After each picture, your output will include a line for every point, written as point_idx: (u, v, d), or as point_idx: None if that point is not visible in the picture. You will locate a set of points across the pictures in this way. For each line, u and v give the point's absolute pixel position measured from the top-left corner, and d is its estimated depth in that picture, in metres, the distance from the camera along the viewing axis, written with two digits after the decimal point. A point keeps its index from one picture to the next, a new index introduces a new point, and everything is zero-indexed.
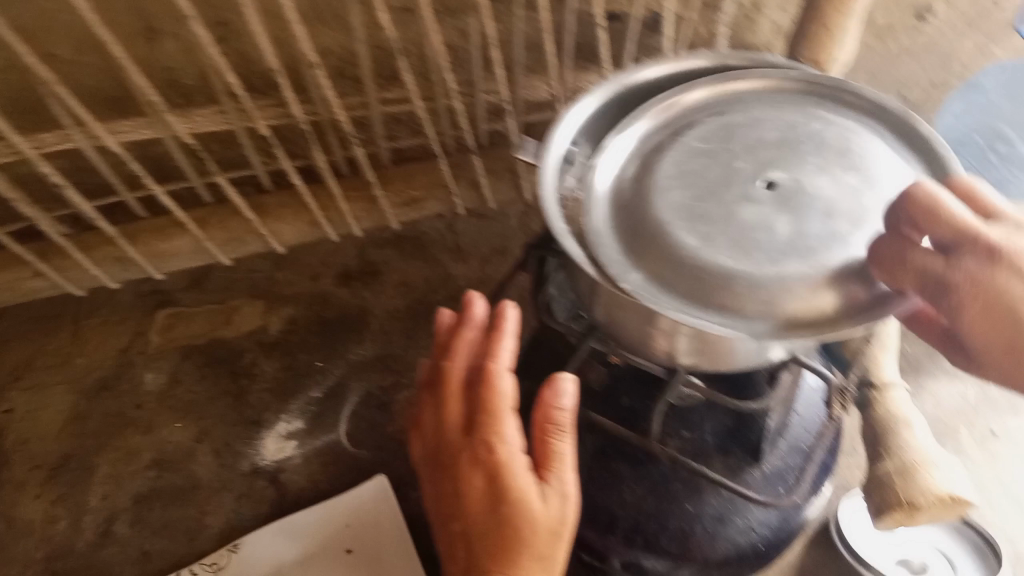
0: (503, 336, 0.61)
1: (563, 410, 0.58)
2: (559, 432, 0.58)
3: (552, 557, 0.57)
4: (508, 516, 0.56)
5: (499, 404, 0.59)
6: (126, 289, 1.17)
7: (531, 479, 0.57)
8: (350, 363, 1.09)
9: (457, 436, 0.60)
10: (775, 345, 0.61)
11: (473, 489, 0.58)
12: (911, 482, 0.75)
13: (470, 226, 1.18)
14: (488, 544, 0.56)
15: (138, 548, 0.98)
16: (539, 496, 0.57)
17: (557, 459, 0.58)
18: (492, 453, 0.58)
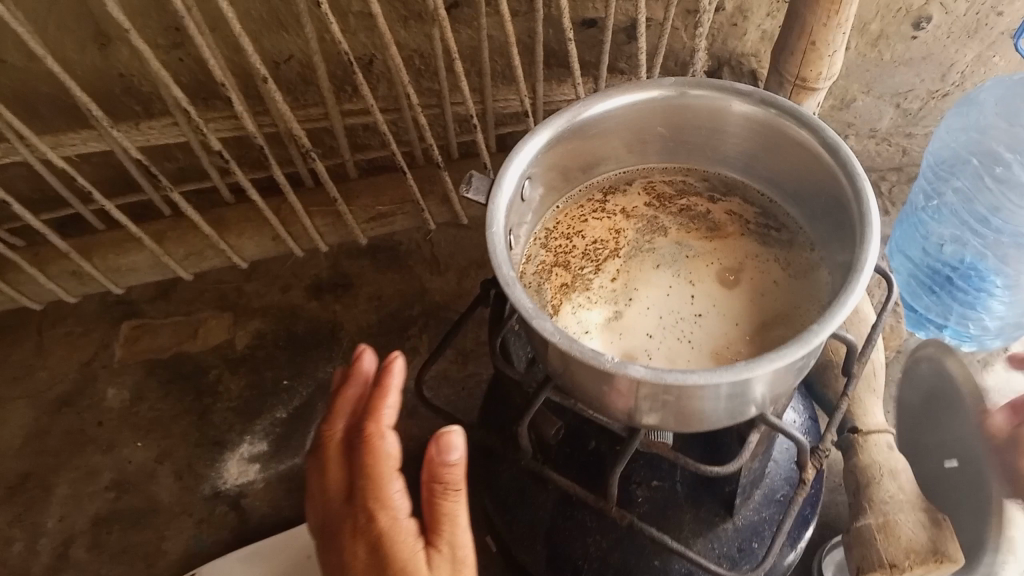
0: (385, 392, 0.60)
1: (451, 467, 0.56)
2: (448, 491, 0.57)
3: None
4: None
5: (383, 466, 0.58)
6: (90, 299, 1.13)
7: (417, 546, 0.57)
8: (319, 382, 1.05)
9: (342, 501, 0.60)
10: (747, 403, 0.56)
11: (357, 560, 0.57)
12: (892, 540, 0.71)
13: (447, 236, 1.14)
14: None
15: (94, 573, 0.95)
16: (425, 565, 0.56)
17: (447, 520, 0.57)
18: (373, 522, 0.57)
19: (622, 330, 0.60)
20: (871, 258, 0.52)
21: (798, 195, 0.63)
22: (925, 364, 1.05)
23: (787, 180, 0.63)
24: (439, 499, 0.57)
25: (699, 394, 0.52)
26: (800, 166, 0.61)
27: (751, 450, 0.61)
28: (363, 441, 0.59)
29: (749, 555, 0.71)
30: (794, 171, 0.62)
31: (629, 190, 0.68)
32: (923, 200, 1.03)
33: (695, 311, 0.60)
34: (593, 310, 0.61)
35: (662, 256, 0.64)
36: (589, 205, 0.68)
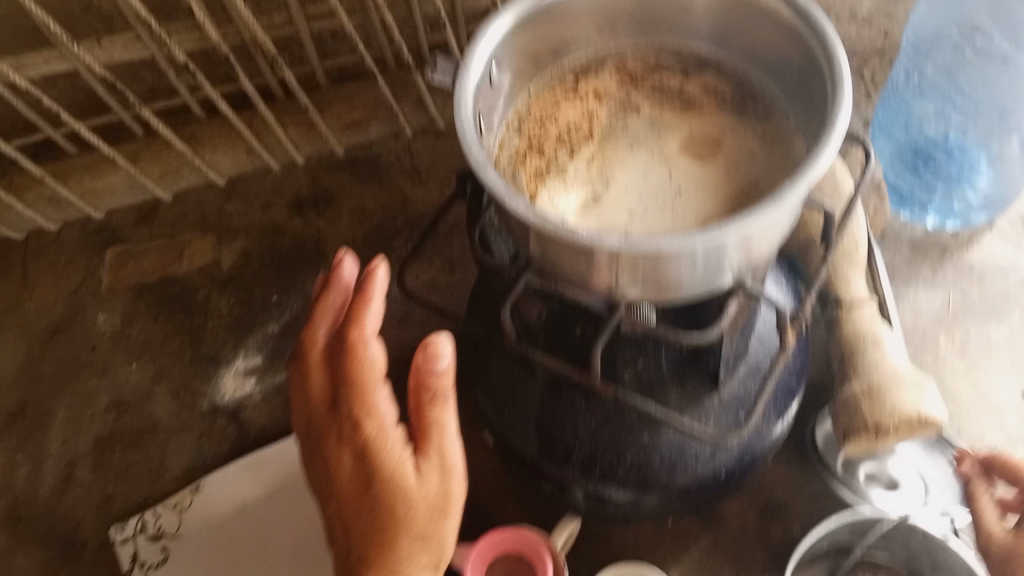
0: (367, 304, 0.61)
1: (439, 376, 0.58)
2: (435, 400, 0.59)
3: (434, 528, 0.60)
4: (381, 494, 0.59)
5: (371, 378, 0.59)
6: (72, 229, 1.12)
7: (403, 453, 0.60)
8: (308, 296, 1.06)
9: (329, 412, 0.62)
10: (723, 270, 0.57)
11: (344, 466, 0.60)
12: (878, 405, 0.73)
13: (427, 144, 1.12)
14: (365, 522, 0.60)
15: (100, 492, 0.97)
16: (413, 471, 0.59)
17: (435, 428, 0.60)
18: (359, 430, 0.59)
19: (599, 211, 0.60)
20: (840, 121, 0.52)
21: (771, 68, 0.63)
22: (912, 245, 1.03)
23: (760, 53, 0.63)
24: (426, 407, 0.59)
25: (673, 263, 0.53)
26: (772, 38, 0.60)
27: (728, 319, 0.62)
28: (349, 354, 0.60)
29: (735, 425, 0.73)
30: (766, 43, 0.61)
31: (600, 71, 0.67)
32: (903, 79, 1.02)
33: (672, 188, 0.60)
34: (570, 191, 0.61)
35: (637, 135, 0.64)
36: (563, 90, 0.67)
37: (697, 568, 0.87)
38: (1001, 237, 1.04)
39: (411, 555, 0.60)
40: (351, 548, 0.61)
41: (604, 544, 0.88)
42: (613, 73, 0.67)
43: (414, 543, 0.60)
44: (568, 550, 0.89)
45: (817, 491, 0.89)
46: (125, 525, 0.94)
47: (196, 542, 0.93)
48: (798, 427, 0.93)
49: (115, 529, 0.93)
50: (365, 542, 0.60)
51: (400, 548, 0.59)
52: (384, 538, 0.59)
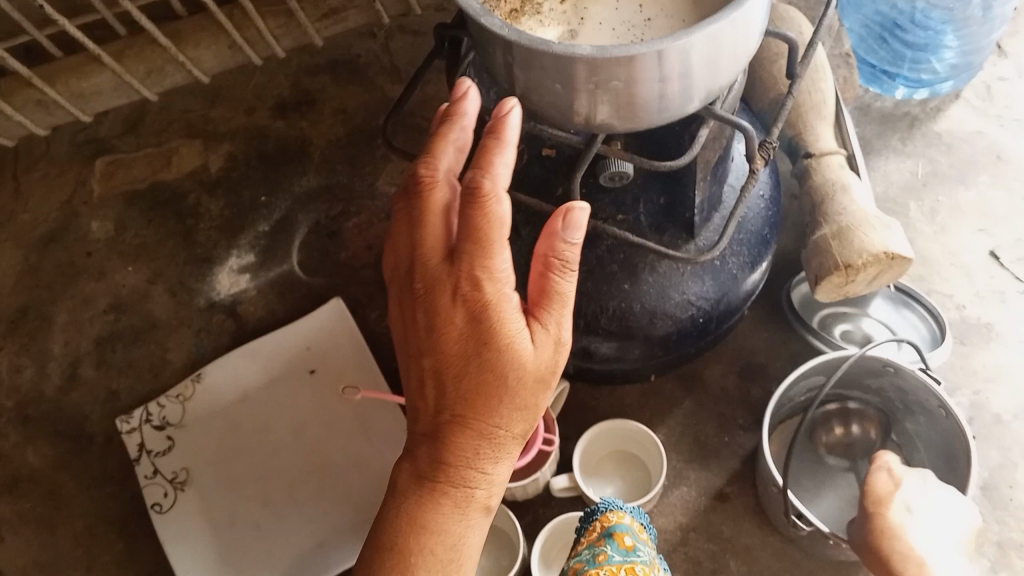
0: (501, 145, 0.51)
1: (570, 244, 0.51)
2: (563, 268, 0.52)
3: (534, 402, 0.53)
4: (492, 360, 0.51)
5: (501, 232, 0.50)
6: (60, 141, 1.14)
7: (519, 322, 0.51)
8: (296, 195, 1.08)
9: (442, 263, 0.51)
10: (692, 93, 0.58)
11: (453, 327, 0.51)
12: (846, 245, 0.76)
13: (406, 44, 1.14)
14: (468, 386, 0.52)
15: (105, 387, 1.00)
16: (528, 341, 0.52)
17: (557, 299, 0.53)
18: (478, 290, 0.50)
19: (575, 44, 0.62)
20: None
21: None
22: (880, 117, 1.07)
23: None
24: (552, 276, 0.52)
25: (648, 75, 0.55)
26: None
27: (701, 144, 0.64)
28: (476, 199, 0.49)
29: (711, 271, 0.77)
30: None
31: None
32: None
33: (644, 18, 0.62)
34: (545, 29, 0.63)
35: None
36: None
37: (684, 427, 0.91)
38: (967, 106, 1.07)
39: (506, 426, 0.53)
40: (437, 412, 0.53)
41: (594, 410, 0.92)
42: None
43: (515, 413, 0.53)
44: (560, 418, 0.92)
45: (795, 348, 0.94)
46: (131, 416, 0.96)
47: (201, 430, 0.96)
48: (776, 293, 0.97)
49: (120, 421, 0.95)
50: (459, 410, 0.53)
51: (497, 415, 0.53)
52: (484, 405, 0.52)
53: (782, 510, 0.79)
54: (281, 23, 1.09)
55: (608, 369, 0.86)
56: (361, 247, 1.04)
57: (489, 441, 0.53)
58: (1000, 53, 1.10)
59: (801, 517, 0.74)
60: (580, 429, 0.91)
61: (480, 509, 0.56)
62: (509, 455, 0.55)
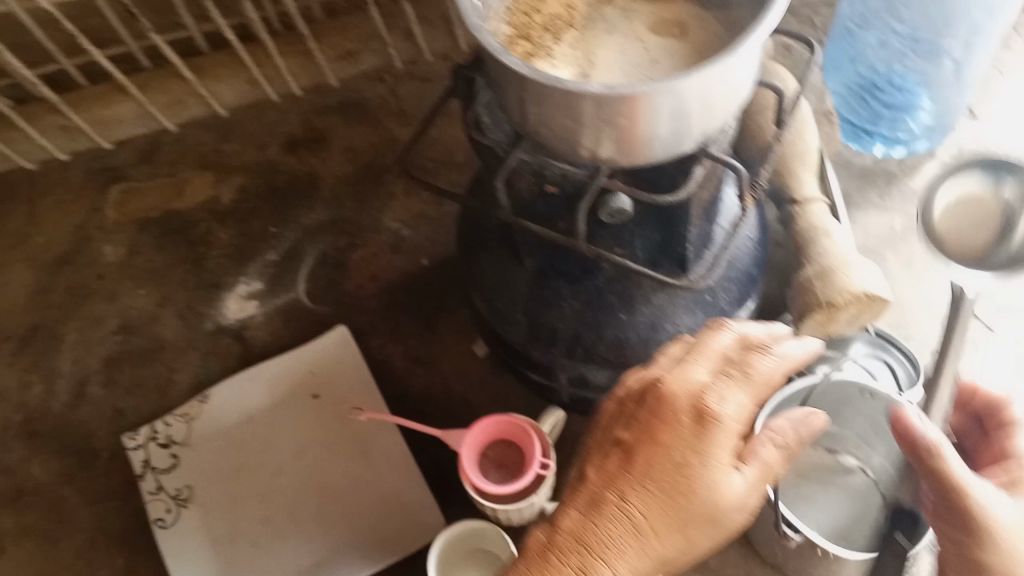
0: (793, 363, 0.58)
1: (793, 434, 0.58)
2: (781, 448, 0.58)
3: (704, 542, 0.56)
4: (691, 482, 0.55)
5: (764, 394, 0.58)
6: (76, 166, 1.18)
7: (728, 476, 0.55)
8: (305, 227, 1.13)
9: (692, 400, 0.56)
10: (688, 134, 0.64)
11: (669, 435, 0.55)
12: (828, 284, 0.82)
13: (413, 88, 1.18)
14: (654, 484, 0.55)
15: (111, 405, 1.03)
16: (723, 492, 0.55)
17: (768, 469, 0.57)
18: (709, 426, 0.55)
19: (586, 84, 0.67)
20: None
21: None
22: (861, 172, 1.14)
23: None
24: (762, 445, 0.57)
25: (650, 112, 0.60)
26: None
27: (695, 182, 0.69)
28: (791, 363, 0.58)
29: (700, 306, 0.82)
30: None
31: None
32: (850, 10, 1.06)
33: (646, 61, 0.68)
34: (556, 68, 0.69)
35: (611, 19, 0.71)
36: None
37: None
38: (941, 164, 1.14)
39: (682, 556, 0.56)
40: (636, 518, 0.55)
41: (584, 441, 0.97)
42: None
43: (684, 532, 0.55)
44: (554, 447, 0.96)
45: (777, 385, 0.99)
46: (137, 433, 0.99)
47: (205, 449, 0.99)
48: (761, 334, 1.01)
49: (126, 438, 0.99)
50: (629, 497, 0.55)
51: (677, 542, 0.55)
52: (675, 526, 0.55)
53: (770, 522, 0.81)
54: (299, 63, 1.17)
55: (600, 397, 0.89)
56: (366, 277, 1.09)
57: (642, 534, 0.55)
58: (971, 115, 1.17)
59: (790, 525, 0.76)
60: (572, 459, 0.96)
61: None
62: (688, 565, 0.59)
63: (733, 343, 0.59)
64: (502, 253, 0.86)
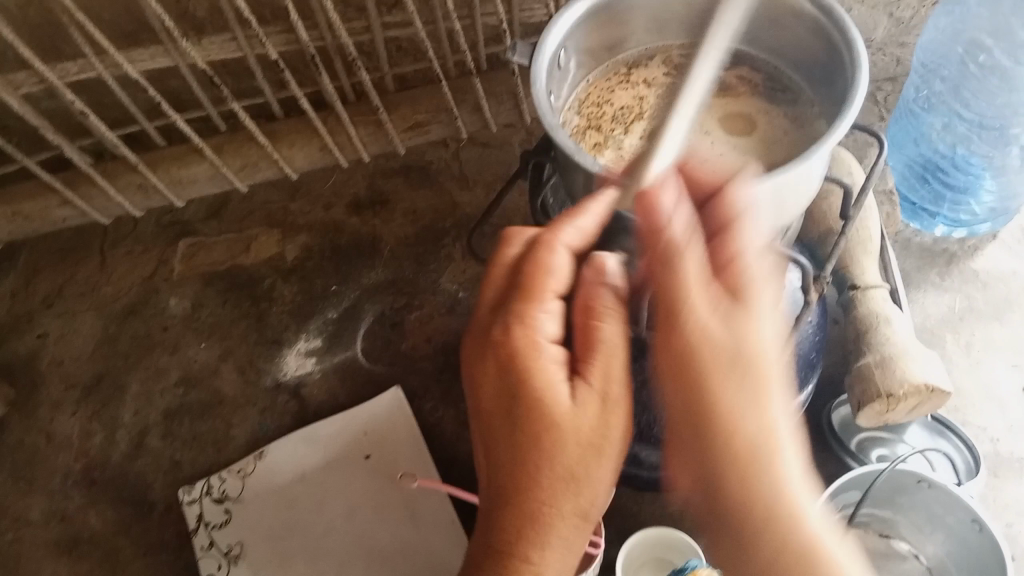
0: (581, 219, 0.59)
1: (604, 288, 0.58)
2: (602, 313, 0.57)
3: (587, 473, 0.55)
4: (525, 406, 0.55)
5: (542, 298, 0.57)
6: (147, 220, 1.22)
7: (558, 375, 0.56)
8: (364, 287, 1.15)
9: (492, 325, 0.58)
10: (755, 232, 0.65)
11: (486, 380, 0.57)
12: (889, 374, 0.80)
13: (474, 154, 1.22)
14: (504, 437, 0.56)
15: (169, 457, 1.05)
16: (566, 394, 0.55)
17: (601, 344, 0.57)
18: (508, 337, 0.57)
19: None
20: (858, 94, 0.60)
21: (797, 59, 0.71)
22: (920, 251, 1.12)
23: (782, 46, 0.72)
24: (593, 324, 0.57)
25: None
26: (797, 37, 0.69)
27: None
28: (528, 267, 0.58)
29: None
30: (794, 40, 0.70)
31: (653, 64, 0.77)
32: (914, 92, 1.09)
33: (715, 154, 0.69)
34: (626, 158, 0.70)
35: (680, 113, 0.73)
36: (618, 76, 0.77)
37: None
38: (1003, 246, 1.12)
39: (555, 484, 0.54)
40: (500, 483, 0.56)
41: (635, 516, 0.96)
42: (650, 59, 0.77)
43: (558, 468, 0.54)
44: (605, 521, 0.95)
45: (834, 469, 0.97)
46: (193, 488, 1.01)
47: (258, 506, 1.00)
48: (816, 414, 1.01)
49: (183, 491, 1.01)
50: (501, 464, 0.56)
51: (547, 486, 0.54)
52: (527, 468, 0.54)
53: None
54: (371, 132, 1.17)
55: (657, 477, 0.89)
56: (421, 338, 1.10)
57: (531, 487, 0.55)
58: None
59: None
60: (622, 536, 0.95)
61: (573, 528, 0.56)
62: (602, 493, 0.56)
63: (563, 257, 0.58)
64: None
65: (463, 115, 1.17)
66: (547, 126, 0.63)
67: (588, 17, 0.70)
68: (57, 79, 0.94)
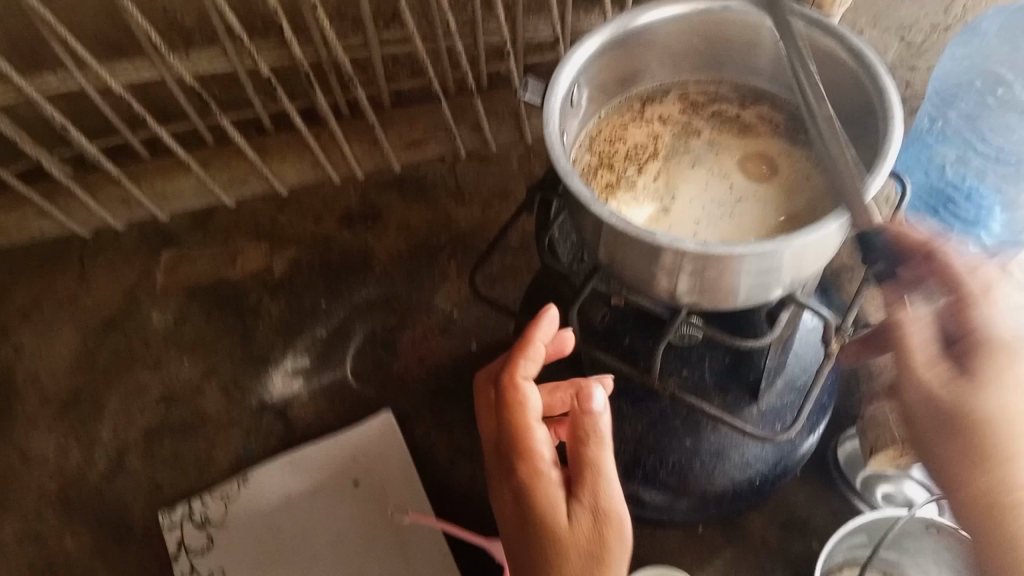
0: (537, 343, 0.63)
1: (591, 414, 0.58)
2: (591, 435, 0.58)
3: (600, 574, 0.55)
4: (538, 535, 0.56)
5: (529, 427, 0.59)
6: (130, 233, 1.19)
7: (560, 495, 0.57)
8: (355, 304, 1.11)
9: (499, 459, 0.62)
10: (776, 284, 0.62)
11: (504, 504, 0.60)
12: (906, 422, 0.77)
13: (471, 168, 1.19)
14: (528, 566, 0.57)
15: (149, 479, 1.01)
16: (567, 513, 0.56)
17: (591, 464, 0.58)
18: (516, 474, 0.58)
19: (667, 221, 0.66)
20: (891, 144, 0.57)
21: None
22: None
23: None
24: (582, 449, 0.58)
25: (739, 267, 0.57)
26: (825, 76, 0.67)
27: (782, 327, 0.67)
28: (505, 400, 0.60)
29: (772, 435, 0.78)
30: (821, 80, 0.67)
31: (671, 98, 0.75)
32: (927, 124, 1.06)
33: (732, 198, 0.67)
34: (638, 201, 0.68)
35: (697, 154, 0.71)
36: (631, 113, 0.74)
37: None
38: None
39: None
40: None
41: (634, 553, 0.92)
42: (669, 92, 0.75)
43: None
44: None
45: (838, 509, 0.92)
46: (174, 512, 0.97)
47: (242, 533, 0.96)
48: (821, 450, 0.96)
49: (162, 515, 0.97)
50: None
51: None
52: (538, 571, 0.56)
53: None
54: (365, 147, 1.17)
55: (658, 520, 0.84)
56: (413, 360, 1.06)
57: None
58: None
59: None
60: None
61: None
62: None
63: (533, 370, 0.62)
64: (563, 367, 0.84)
65: (462, 134, 1.18)
66: (561, 169, 0.59)
67: (605, 53, 0.67)
68: (36, 93, 0.91)
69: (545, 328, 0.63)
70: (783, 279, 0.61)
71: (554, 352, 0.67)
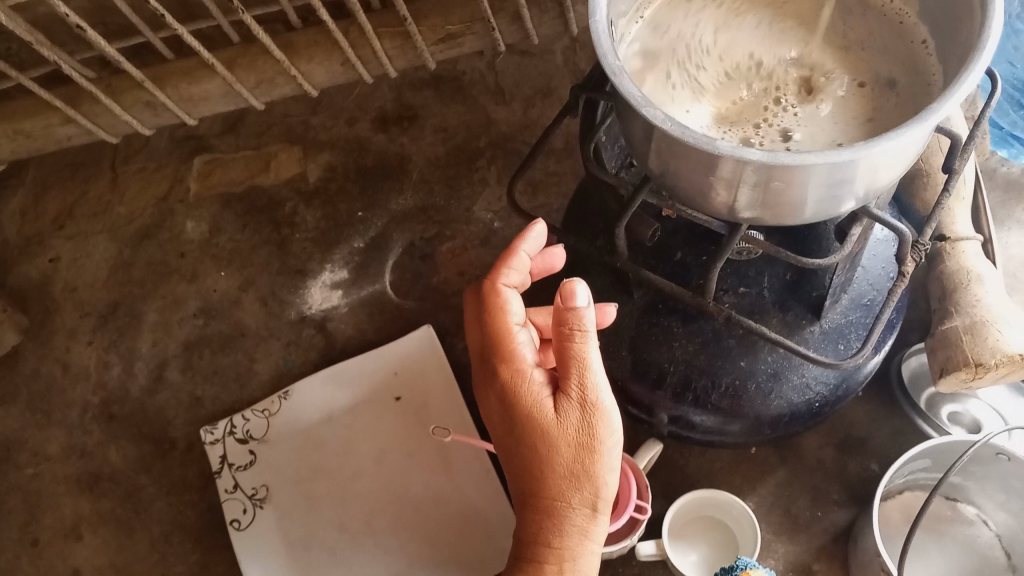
0: (514, 251, 0.61)
1: (573, 311, 0.54)
2: (575, 332, 0.54)
3: (586, 469, 0.54)
4: (522, 434, 0.55)
5: (510, 330, 0.57)
6: (161, 135, 1.16)
7: (543, 396, 0.55)
8: (392, 214, 1.06)
9: (479, 364, 0.60)
10: (846, 196, 0.54)
11: (490, 408, 0.59)
12: (979, 341, 0.71)
13: (512, 64, 1.12)
14: (514, 465, 0.57)
15: (189, 393, 1.00)
16: (551, 411, 0.54)
17: (575, 362, 0.54)
18: (496, 377, 0.57)
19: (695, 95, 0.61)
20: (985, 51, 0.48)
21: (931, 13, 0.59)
22: (1006, 183, 0.99)
23: None
24: (565, 346, 0.54)
25: (807, 179, 0.50)
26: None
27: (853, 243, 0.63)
28: (485, 306, 0.59)
29: (835, 356, 0.72)
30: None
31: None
32: (1018, 7, 0.96)
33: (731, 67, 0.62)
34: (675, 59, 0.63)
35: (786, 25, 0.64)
36: None
37: (775, 498, 0.86)
38: None
39: (559, 482, 0.54)
40: (519, 489, 0.56)
41: (683, 470, 0.88)
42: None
43: (562, 480, 0.54)
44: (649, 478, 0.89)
45: (899, 428, 0.88)
46: (216, 427, 0.94)
47: (282, 448, 0.94)
48: (884, 365, 0.91)
49: (205, 431, 0.94)
50: (522, 489, 0.56)
51: (552, 482, 0.54)
52: (531, 467, 0.55)
53: None
54: (397, 45, 1.05)
55: (709, 440, 0.82)
56: (453, 272, 1.02)
57: (546, 510, 0.54)
58: None
59: None
60: (669, 489, 0.88)
61: (587, 516, 0.55)
62: (609, 476, 0.55)
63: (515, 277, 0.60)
64: (610, 282, 0.79)
65: (501, 26, 1.04)
66: (609, 69, 0.51)
67: None
68: None
69: (530, 241, 0.62)
70: (850, 191, 0.54)
71: (542, 270, 0.66)
